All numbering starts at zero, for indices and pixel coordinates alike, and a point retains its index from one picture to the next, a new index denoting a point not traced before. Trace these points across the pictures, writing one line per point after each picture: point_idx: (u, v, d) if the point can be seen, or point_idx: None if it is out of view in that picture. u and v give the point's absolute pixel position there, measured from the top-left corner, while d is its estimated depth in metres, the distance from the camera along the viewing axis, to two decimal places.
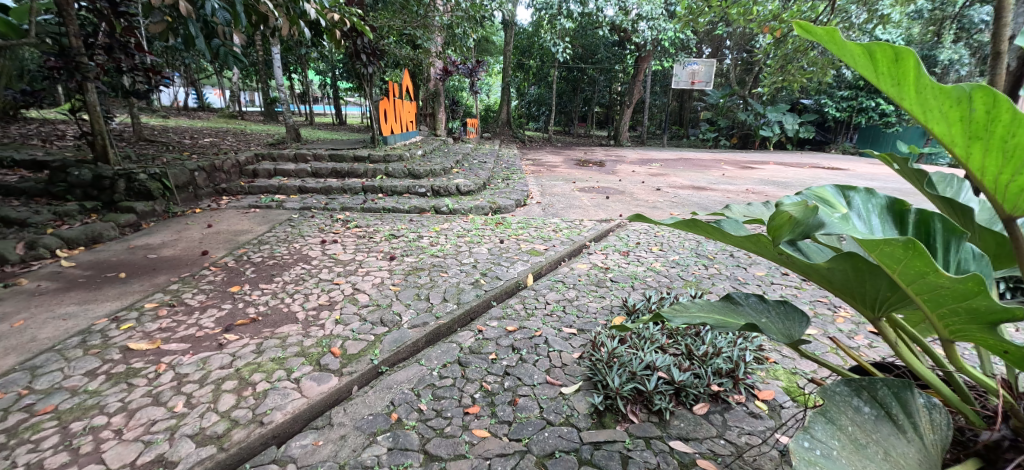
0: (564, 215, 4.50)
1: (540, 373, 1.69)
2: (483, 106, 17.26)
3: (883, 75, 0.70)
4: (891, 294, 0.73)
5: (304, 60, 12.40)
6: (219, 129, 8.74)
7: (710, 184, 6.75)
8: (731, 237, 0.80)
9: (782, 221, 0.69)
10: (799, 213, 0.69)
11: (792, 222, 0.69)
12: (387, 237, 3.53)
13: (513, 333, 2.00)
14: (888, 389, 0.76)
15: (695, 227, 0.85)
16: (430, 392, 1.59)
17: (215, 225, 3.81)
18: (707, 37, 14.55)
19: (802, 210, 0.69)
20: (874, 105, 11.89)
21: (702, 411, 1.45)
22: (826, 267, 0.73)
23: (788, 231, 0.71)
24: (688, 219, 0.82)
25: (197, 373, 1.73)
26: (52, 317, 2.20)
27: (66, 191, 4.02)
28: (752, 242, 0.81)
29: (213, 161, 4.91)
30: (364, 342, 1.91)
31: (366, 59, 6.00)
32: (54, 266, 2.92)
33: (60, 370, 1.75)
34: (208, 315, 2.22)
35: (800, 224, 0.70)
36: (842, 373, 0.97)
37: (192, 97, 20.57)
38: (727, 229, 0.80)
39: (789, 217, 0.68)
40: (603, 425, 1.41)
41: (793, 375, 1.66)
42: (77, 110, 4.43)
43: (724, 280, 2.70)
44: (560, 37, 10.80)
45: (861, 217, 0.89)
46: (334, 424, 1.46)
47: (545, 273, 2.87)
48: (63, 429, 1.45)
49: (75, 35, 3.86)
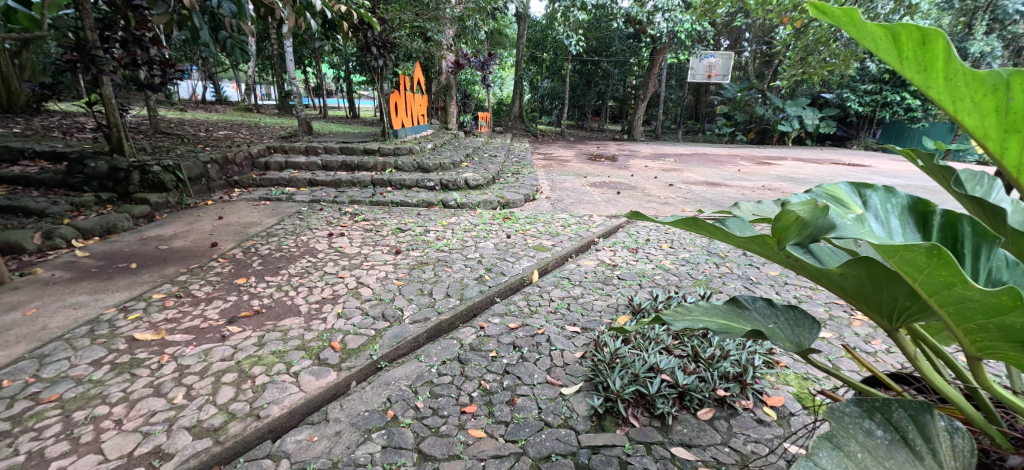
0: (573, 209, 4.45)
1: (540, 372, 1.66)
2: (495, 100, 17.20)
3: (907, 61, 0.63)
4: (908, 304, 0.67)
5: (318, 53, 12.51)
6: (234, 122, 8.89)
7: (725, 181, 6.60)
8: (734, 240, 0.75)
9: (786, 223, 0.65)
10: (807, 214, 0.65)
11: (800, 224, 0.65)
12: (394, 230, 3.52)
13: (515, 330, 1.97)
14: (906, 411, 0.71)
15: (695, 227, 0.81)
16: (428, 389, 1.56)
17: (226, 217, 3.85)
18: (725, 30, 14.29)
19: (810, 211, 0.65)
20: (899, 99, 11.49)
21: (706, 416, 1.40)
22: (838, 273, 0.67)
23: (797, 234, 0.66)
24: (688, 217, 0.76)
25: (198, 364, 1.74)
26: (63, 305, 2.24)
27: (83, 183, 4.08)
28: (757, 244, 0.75)
29: (225, 154, 4.97)
30: (365, 337, 1.90)
31: (377, 52, 6.01)
32: (68, 256, 2.98)
33: (68, 359, 1.78)
34: (214, 306, 2.24)
35: (809, 225, 0.66)
36: (855, 385, 0.90)
37: (208, 89, 20.90)
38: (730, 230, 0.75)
39: (796, 218, 0.64)
40: (603, 428, 1.37)
41: (805, 381, 1.60)
42: (94, 103, 4.53)
43: (735, 279, 2.63)
44: (573, 30, 10.67)
45: (878, 219, 0.83)
46: (330, 420, 1.44)
47: (551, 269, 2.84)
48: (66, 418, 1.46)
49: (91, 29, 3.93)
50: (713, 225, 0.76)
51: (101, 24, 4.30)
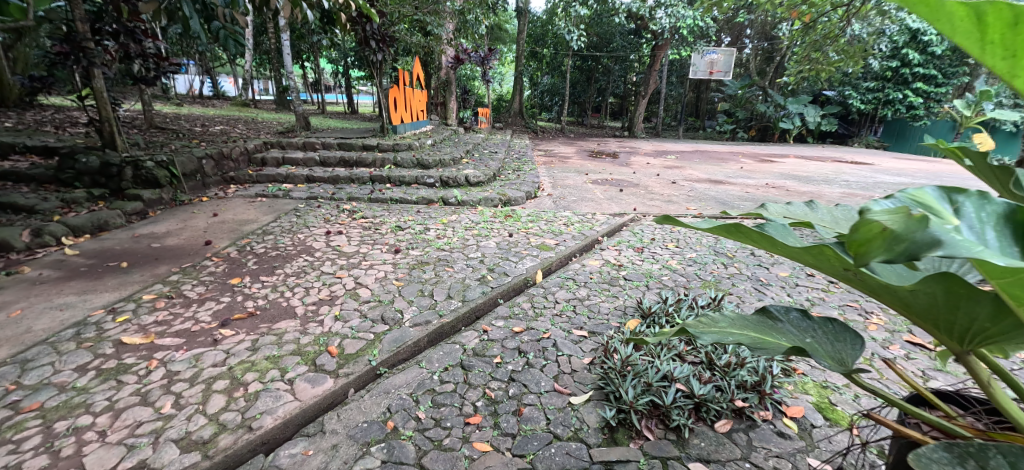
0: (576, 207, 4.37)
1: (548, 380, 1.58)
2: (495, 96, 17.08)
3: (992, 45, 0.55)
4: (988, 325, 0.60)
5: (316, 47, 12.36)
6: (231, 117, 8.78)
7: (728, 178, 6.52)
8: (788, 250, 0.67)
9: (869, 235, 0.53)
10: (896, 227, 0.51)
11: (889, 237, 0.51)
12: (394, 228, 3.43)
13: (520, 334, 1.89)
14: (1006, 458, 0.62)
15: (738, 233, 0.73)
16: (430, 398, 1.48)
17: (221, 214, 3.76)
18: (727, 26, 14.18)
19: (901, 222, 0.51)
20: (902, 97, 11.41)
21: (724, 428, 1.32)
22: (912, 290, 0.59)
23: (885, 249, 0.51)
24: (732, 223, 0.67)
25: (188, 370, 1.66)
26: (49, 307, 2.15)
27: (74, 179, 3.97)
28: (811, 256, 0.66)
29: (221, 149, 4.87)
30: (364, 341, 1.82)
31: (376, 45, 5.91)
32: (58, 254, 2.89)
33: (51, 364, 1.70)
34: (206, 307, 2.15)
35: (907, 241, 0.50)
36: (902, 406, 0.81)
37: (206, 84, 20.73)
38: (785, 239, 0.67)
39: (884, 229, 0.51)
40: (616, 442, 1.30)
41: (824, 389, 1.53)
42: (86, 97, 4.42)
43: (745, 280, 2.55)
44: (575, 25, 10.57)
45: (972, 231, 0.64)
46: (326, 432, 1.36)
47: (555, 269, 2.76)
48: (46, 429, 1.38)
49: (82, 21, 3.82)
50: (762, 233, 0.69)
51: (92, 15, 4.18)
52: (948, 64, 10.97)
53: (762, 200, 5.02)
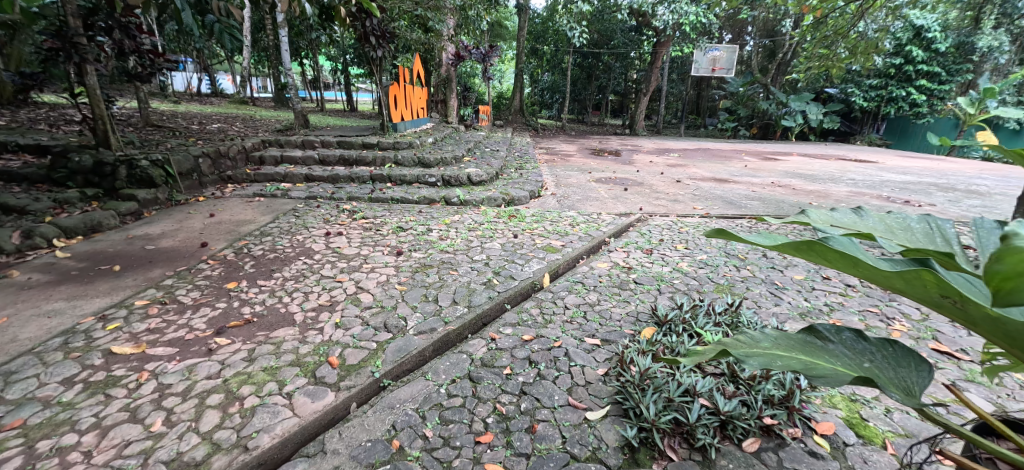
0: (581, 207, 4.29)
1: (561, 393, 1.49)
2: (495, 94, 16.96)
3: None
4: None
5: (315, 44, 12.23)
6: (229, 115, 8.68)
7: (733, 176, 6.43)
8: (872, 269, 0.63)
9: (1018, 268, 0.51)
10: None
11: None
12: (395, 229, 3.35)
13: (530, 343, 1.80)
14: None
15: (809, 249, 0.69)
16: (437, 414, 1.40)
17: (218, 214, 3.67)
18: (729, 23, 14.08)
19: None
20: (905, 94, 11.32)
21: (752, 448, 1.24)
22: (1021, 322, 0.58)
23: None
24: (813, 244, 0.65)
25: (181, 383, 1.57)
26: (37, 313, 2.06)
27: (67, 178, 3.88)
28: (905, 281, 0.64)
29: (218, 147, 4.77)
30: (366, 351, 1.73)
31: (376, 41, 5.80)
32: (49, 257, 2.80)
33: (36, 377, 1.61)
34: (201, 314, 2.07)
35: None
36: (982, 443, 0.71)
37: (205, 81, 20.68)
38: (869, 257, 0.63)
39: None
40: (637, 463, 1.22)
41: (854, 403, 1.45)
42: (79, 94, 4.32)
43: (760, 283, 2.47)
44: (576, 21, 10.45)
45: None
46: (327, 452, 1.27)
47: (562, 272, 2.68)
48: (28, 450, 1.30)
49: (73, 16, 3.70)
50: (841, 251, 0.65)
51: (85, 10, 4.07)
52: (953, 62, 10.78)
53: (769, 199, 4.93)
